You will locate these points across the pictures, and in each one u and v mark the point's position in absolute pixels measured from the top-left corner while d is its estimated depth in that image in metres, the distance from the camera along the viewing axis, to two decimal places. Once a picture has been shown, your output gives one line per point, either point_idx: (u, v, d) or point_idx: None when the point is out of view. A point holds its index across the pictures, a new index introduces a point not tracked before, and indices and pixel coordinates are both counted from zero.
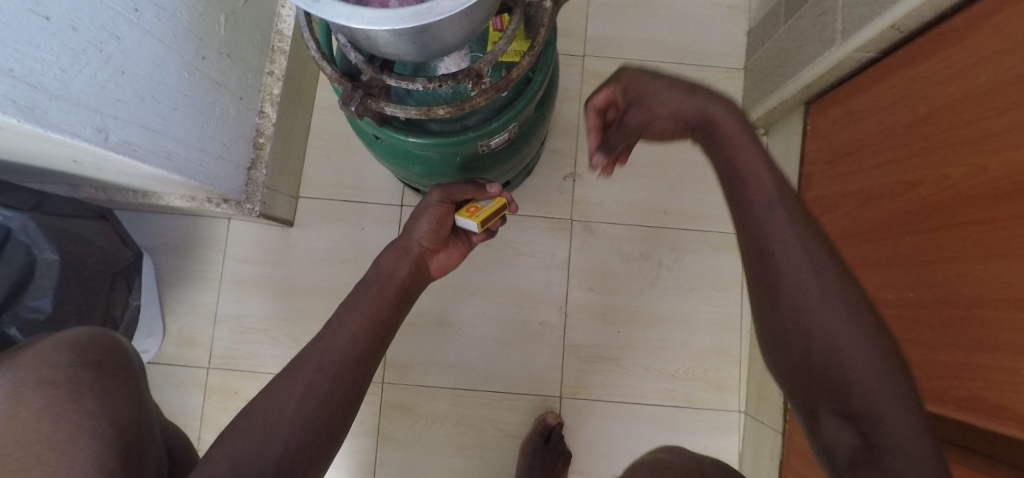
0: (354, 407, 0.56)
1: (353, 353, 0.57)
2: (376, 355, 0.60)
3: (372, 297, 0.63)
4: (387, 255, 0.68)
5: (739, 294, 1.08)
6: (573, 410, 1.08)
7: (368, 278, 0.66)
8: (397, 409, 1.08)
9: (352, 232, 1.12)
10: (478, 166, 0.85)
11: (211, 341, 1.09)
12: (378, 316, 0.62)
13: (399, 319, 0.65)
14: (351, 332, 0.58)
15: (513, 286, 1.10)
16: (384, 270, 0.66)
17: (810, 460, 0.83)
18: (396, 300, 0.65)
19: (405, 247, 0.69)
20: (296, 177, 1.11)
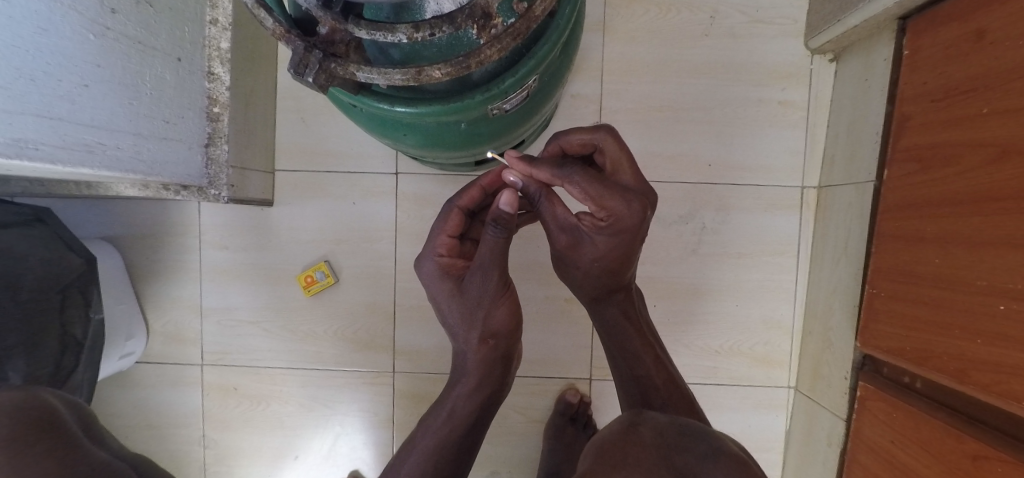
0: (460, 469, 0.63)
1: (462, 465, 0.64)
2: (456, 465, 0.63)
3: (455, 417, 0.63)
4: (463, 386, 0.64)
5: (796, 257, 0.93)
6: (603, 391, 0.97)
7: (456, 401, 0.64)
8: (412, 399, 0.98)
9: (341, 207, 0.96)
10: (488, 132, 0.67)
11: (201, 338, 0.99)
12: (463, 434, 0.63)
13: (469, 449, 0.64)
14: (454, 442, 0.63)
15: (530, 261, 0.96)
16: (457, 401, 0.64)
17: (882, 455, 0.73)
18: (459, 436, 0.63)
19: (478, 378, 0.64)
20: (268, 147, 0.94)
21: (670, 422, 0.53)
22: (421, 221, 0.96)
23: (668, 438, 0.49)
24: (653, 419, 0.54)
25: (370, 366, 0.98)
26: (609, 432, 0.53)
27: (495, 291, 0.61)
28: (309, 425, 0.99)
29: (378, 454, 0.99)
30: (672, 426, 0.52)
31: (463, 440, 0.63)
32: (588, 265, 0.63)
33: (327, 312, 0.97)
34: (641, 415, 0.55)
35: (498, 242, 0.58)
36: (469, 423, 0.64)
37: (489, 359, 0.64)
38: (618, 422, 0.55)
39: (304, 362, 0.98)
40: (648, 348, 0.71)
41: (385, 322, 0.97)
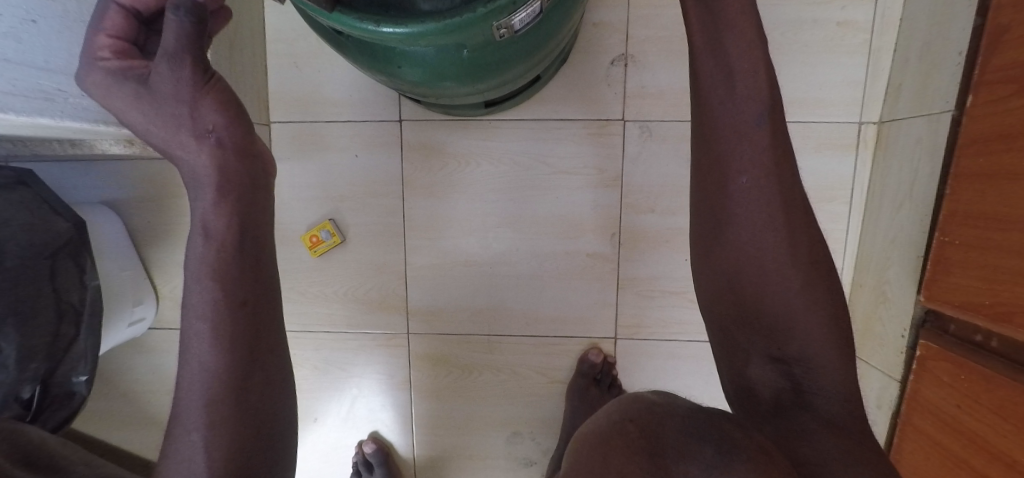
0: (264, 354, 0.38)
1: (267, 406, 0.37)
2: (256, 332, 0.38)
3: (219, 330, 0.36)
4: (203, 273, 0.38)
5: (848, 204, 0.83)
6: (630, 351, 0.91)
7: (204, 308, 0.37)
8: (429, 362, 0.94)
9: (343, 161, 0.89)
10: (496, 64, 0.58)
11: None
12: (241, 345, 0.37)
13: (266, 371, 0.38)
14: (236, 309, 0.37)
15: (550, 214, 0.88)
16: (206, 222, 0.39)
17: (941, 418, 0.66)
18: (239, 350, 0.37)
19: (235, 234, 0.39)
20: (261, 98, 0.86)
21: (692, 410, 0.36)
22: (430, 174, 0.89)
23: (670, 436, 0.32)
24: (668, 401, 0.37)
25: (383, 327, 0.93)
26: (596, 450, 0.33)
27: (193, 80, 0.39)
28: (327, 389, 0.96)
29: (398, 417, 0.96)
30: (690, 417, 0.34)
31: (254, 354, 0.37)
32: (738, 66, 0.39)
33: (335, 272, 0.92)
34: (655, 398, 0.37)
35: (184, 29, 0.39)
36: (243, 326, 0.37)
37: (234, 195, 0.40)
38: (609, 412, 0.36)
39: (318, 324, 0.94)
40: (793, 272, 0.41)
41: (397, 283, 0.92)
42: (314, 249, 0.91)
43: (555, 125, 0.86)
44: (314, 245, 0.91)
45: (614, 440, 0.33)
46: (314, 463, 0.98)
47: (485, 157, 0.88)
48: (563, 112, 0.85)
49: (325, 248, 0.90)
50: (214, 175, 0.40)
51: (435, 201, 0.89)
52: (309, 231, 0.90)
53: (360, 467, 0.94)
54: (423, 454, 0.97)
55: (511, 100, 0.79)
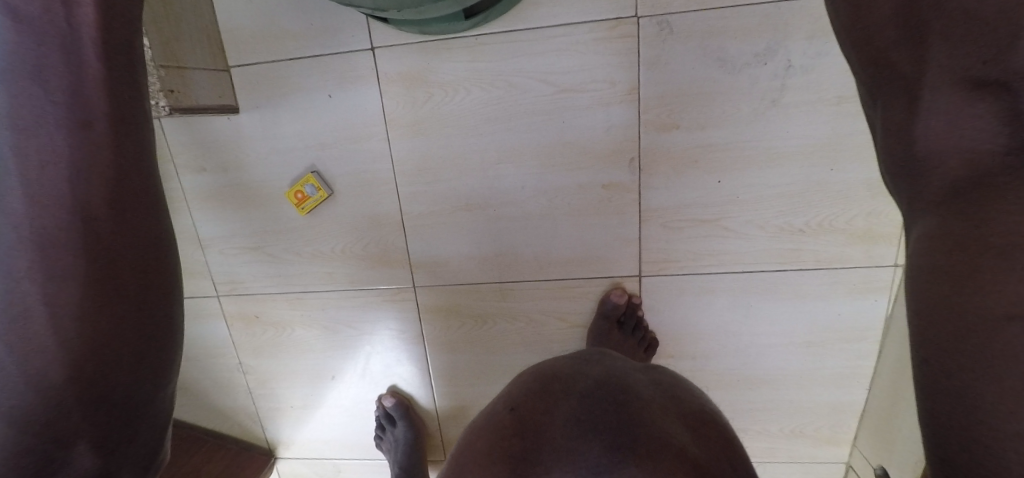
0: (128, 213, 0.40)
1: (135, 245, 0.40)
2: (117, 186, 0.39)
3: (58, 158, 0.36)
4: (24, 87, 0.35)
5: None
6: (658, 288, 0.82)
7: (34, 130, 0.35)
8: (441, 314, 0.88)
9: (316, 104, 0.78)
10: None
11: (209, 268, 0.90)
12: (96, 196, 0.37)
13: (129, 214, 0.40)
14: (83, 154, 0.37)
15: (556, 142, 0.76)
16: (36, 20, 0.36)
17: None
18: (91, 180, 0.37)
19: (71, 49, 0.37)
20: (212, 38, 0.75)
21: (596, 382, 0.38)
22: (415, 110, 0.77)
23: (558, 419, 0.36)
24: (575, 373, 0.40)
25: (387, 282, 0.87)
26: (479, 437, 0.38)
27: None
28: (340, 348, 0.92)
29: (417, 370, 0.92)
30: (586, 397, 0.37)
31: (108, 191, 0.38)
32: None
33: (327, 229, 0.85)
34: (562, 372, 0.40)
35: None
36: (93, 160, 0.37)
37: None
38: (505, 397, 0.40)
39: (320, 284, 0.88)
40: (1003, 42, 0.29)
41: (396, 234, 0.84)
42: (302, 206, 0.83)
43: (554, 33, 0.71)
44: (301, 202, 0.83)
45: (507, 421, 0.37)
46: (339, 418, 0.97)
47: (475, 82, 0.75)
48: (563, 15, 0.71)
49: (313, 204, 0.83)
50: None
51: (423, 140, 0.78)
52: (293, 187, 0.82)
53: (383, 421, 0.92)
54: (445, 405, 0.94)
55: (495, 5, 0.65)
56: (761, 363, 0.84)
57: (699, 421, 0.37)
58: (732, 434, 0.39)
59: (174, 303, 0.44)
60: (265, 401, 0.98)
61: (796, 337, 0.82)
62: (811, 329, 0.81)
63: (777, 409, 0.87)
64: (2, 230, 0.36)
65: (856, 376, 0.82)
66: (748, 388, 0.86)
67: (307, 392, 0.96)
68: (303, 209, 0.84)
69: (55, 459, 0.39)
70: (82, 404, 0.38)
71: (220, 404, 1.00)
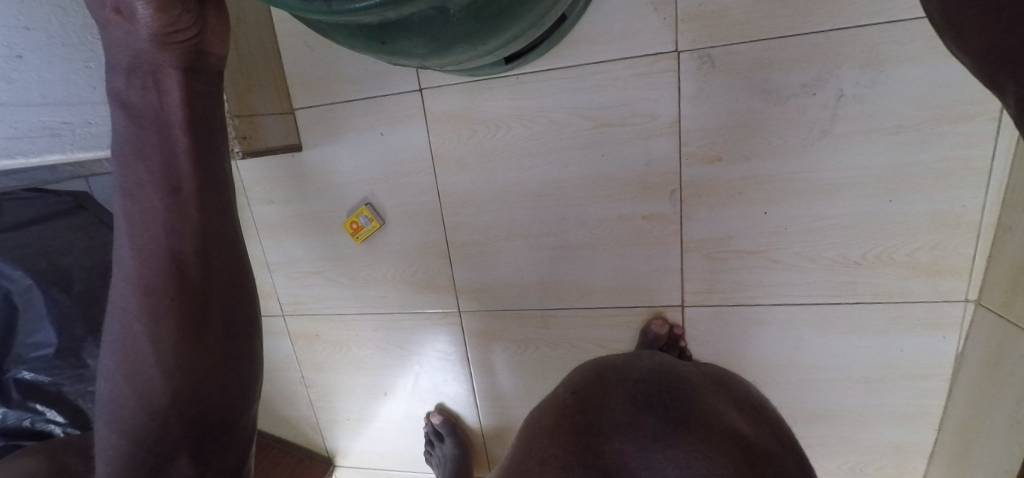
0: (215, 269, 0.38)
1: (222, 291, 0.39)
2: (203, 247, 0.37)
3: (155, 213, 0.36)
4: (131, 154, 0.36)
5: (995, 122, 0.63)
6: (701, 319, 0.81)
7: (139, 191, 0.36)
8: (485, 338, 0.91)
9: (370, 141, 0.84)
10: (501, 11, 0.47)
11: (276, 290, 0.99)
12: (190, 258, 0.37)
13: (215, 263, 0.38)
14: (174, 221, 0.36)
15: (597, 175, 0.77)
16: (138, 108, 0.36)
17: None
18: (183, 241, 0.37)
19: (162, 116, 0.36)
20: (280, 85, 0.83)
21: (648, 370, 0.34)
22: (460, 146, 0.81)
23: (613, 406, 0.32)
24: (629, 365, 0.36)
25: (435, 306, 0.91)
26: (535, 426, 0.35)
27: None
28: (392, 366, 0.98)
29: (462, 390, 0.96)
30: (640, 381, 0.33)
31: (197, 239, 0.37)
32: None
33: (380, 256, 0.90)
34: (617, 364, 0.36)
35: None
36: (181, 211, 0.36)
37: (161, 72, 0.36)
38: (559, 388, 0.37)
39: (373, 306, 0.94)
40: None
41: (441, 262, 0.88)
42: (357, 235, 0.89)
43: (594, 70, 0.73)
44: (356, 231, 0.89)
45: (564, 408, 0.34)
46: (391, 432, 1.03)
47: (516, 119, 0.78)
48: (602, 52, 0.72)
49: (367, 233, 0.88)
50: (131, 60, 0.36)
51: (469, 174, 0.82)
52: (349, 217, 0.89)
53: (432, 437, 0.96)
54: (490, 425, 0.97)
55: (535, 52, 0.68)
56: (815, 398, 0.81)
57: (749, 404, 0.33)
58: (787, 425, 0.34)
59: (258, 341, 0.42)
60: (324, 412, 1.05)
61: (851, 373, 0.78)
62: (868, 365, 0.77)
63: (833, 447, 0.83)
64: (120, 283, 0.37)
65: (923, 417, 0.77)
66: (800, 423, 0.83)
67: (362, 405, 1.02)
68: (358, 238, 0.90)
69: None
70: (180, 441, 0.38)
71: (285, 414, 1.09)
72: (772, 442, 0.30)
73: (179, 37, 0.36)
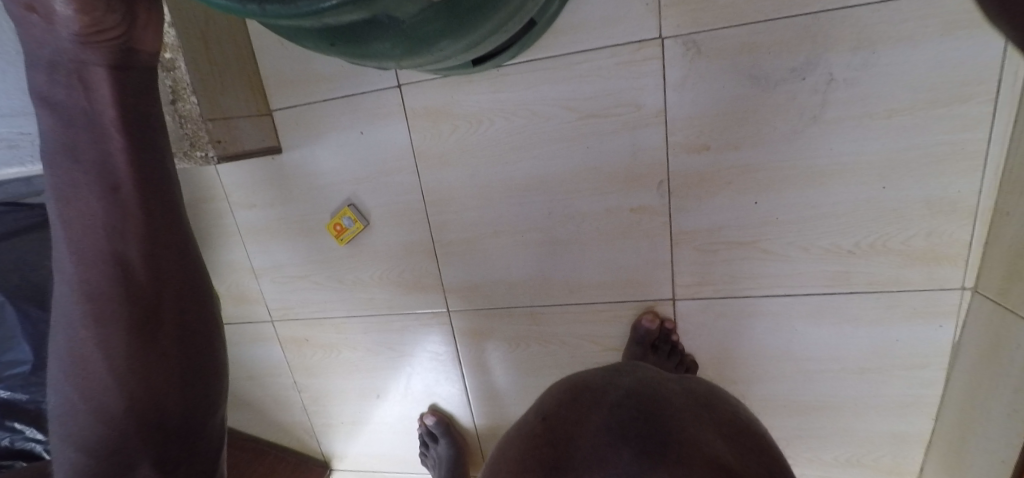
0: (164, 271, 0.36)
1: (174, 293, 0.36)
2: (149, 248, 0.35)
3: (95, 218, 0.33)
4: (63, 157, 0.33)
5: (990, 103, 0.60)
6: (693, 313, 0.79)
7: (74, 195, 0.33)
8: (476, 337, 0.90)
9: (350, 141, 0.82)
10: (471, 6, 0.44)
11: (263, 296, 0.97)
12: (137, 261, 0.35)
13: (164, 264, 0.36)
14: (116, 224, 0.34)
15: (582, 169, 0.75)
16: (65, 108, 0.33)
17: None
18: (126, 243, 0.34)
19: (93, 114, 0.34)
20: (255, 86, 0.81)
21: (626, 393, 0.37)
22: (442, 143, 0.79)
23: (589, 432, 0.35)
24: (606, 384, 0.38)
25: (424, 307, 0.90)
26: (516, 442, 0.37)
27: None
28: (383, 368, 0.97)
29: (455, 390, 0.95)
30: (617, 405, 0.36)
31: (144, 243, 0.35)
32: None
33: (366, 258, 0.88)
34: (593, 383, 0.38)
35: None
36: (123, 214, 0.34)
37: (86, 69, 0.33)
38: (541, 404, 0.39)
39: (361, 309, 0.93)
40: None
41: (428, 262, 0.86)
42: (341, 237, 0.87)
43: (576, 60, 0.70)
44: (340, 233, 0.87)
45: (545, 428, 0.36)
46: (386, 434, 1.02)
47: (498, 114, 0.75)
48: (584, 41, 0.69)
49: (352, 235, 0.87)
50: (51, 55, 0.33)
51: (452, 172, 0.80)
52: (333, 219, 0.87)
53: (426, 438, 0.96)
54: (485, 424, 0.96)
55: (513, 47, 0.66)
56: (811, 389, 0.79)
57: (730, 426, 0.35)
58: (775, 444, 0.36)
59: (220, 343, 0.40)
60: (318, 416, 1.05)
61: (847, 363, 0.76)
62: (864, 354, 0.75)
63: (830, 438, 0.81)
64: (62, 293, 0.35)
65: (920, 405, 0.76)
66: (797, 414, 0.82)
67: (355, 408, 1.01)
68: (343, 240, 0.88)
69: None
70: (144, 451, 0.36)
71: (279, 419, 1.08)
72: (753, 468, 0.32)
73: (105, 33, 0.33)
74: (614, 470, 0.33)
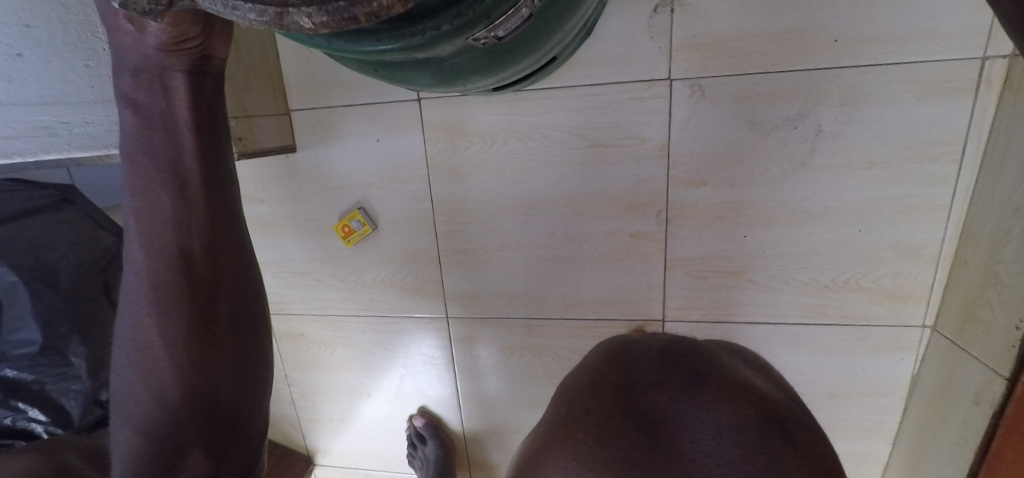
0: (219, 263, 0.42)
1: (230, 281, 0.43)
2: (210, 242, 0.41)
3: (166, 209, 0.40)
4: (143, 156, 0.40)
5: (956, 164, 0.68)
6: (681, 333, 0.84)
7: (147, 190, 0.40)
8: (471, 344, 0.93)
9: (365, 146, 0.85)
10: (512, 47, 0.48)
11: (262, 289, 0.99)
12: (199, 252, 0.41)
13: (223, 257, 0.42)
14: (185, 218, 0.40)
15: (587, 192, 0.80)
16: (147, 115, 0.40)
17: None
18: (190, 236, 0.41)
19: (170, 121, 0.40)
20: (277, 87, 0.83)
21: (669, 342, 0.38)
22: (455, 156, 0.82)
23: (640, 370, 0.35)
24: (646, 338, 0.40)
25: (423, 311, 0.93)
26: (567, 388, 0.37)
27: None
28: (376, 367, 0.99)
29: (446, 393, 0.98)
30: (664, 349, 0.37)
31: (204, 235, 0.41)
32: None
33: (370, 260, 0.91)
34: (635, 338, 0.40)
35: None
36: (190, 207, 0.40)
37: (167, 78, 0.39)
38: (586, 360, 0.40)
39: (361, 308, 0.95)
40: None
41: (432, 268, 0.89)
42: (347, 239, 0.90)
43: (590, 91, 0.75)
44: (346, 234, 0.89)
45: (597, 370, 0.36)
46: (373, 432, 1.04)
47: (512, 134, 0.80)
48: (598, 75, 0.74)
49: (358, 238, 0.89)
50: (136, 66, 0.39)
51: (463, 184, 0.84)
52: (341, 219, 0.89)
53: (414, 439, 0.98)
54: (472, 427, 0.99)
55: (533, 79, 0.70)
56: None
57: (759, 369, 0.39)
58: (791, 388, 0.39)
59: (266, 337, 0.46)
60: (306, 411, 1.06)
61: (817, 389, 0.83)
62: (833, 382, 0.82)
63: None
64: (131, 279, 0.41)
65: (879, 431, 0.82)
66: None
67: (344, 405, 1.03)
68: (348, 242, 0.90)
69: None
70: (195, 432, 0.41)
71: (266, 412, 1.09)
72: (784, 398, 0.35)
73: (187, 45, 0.38)
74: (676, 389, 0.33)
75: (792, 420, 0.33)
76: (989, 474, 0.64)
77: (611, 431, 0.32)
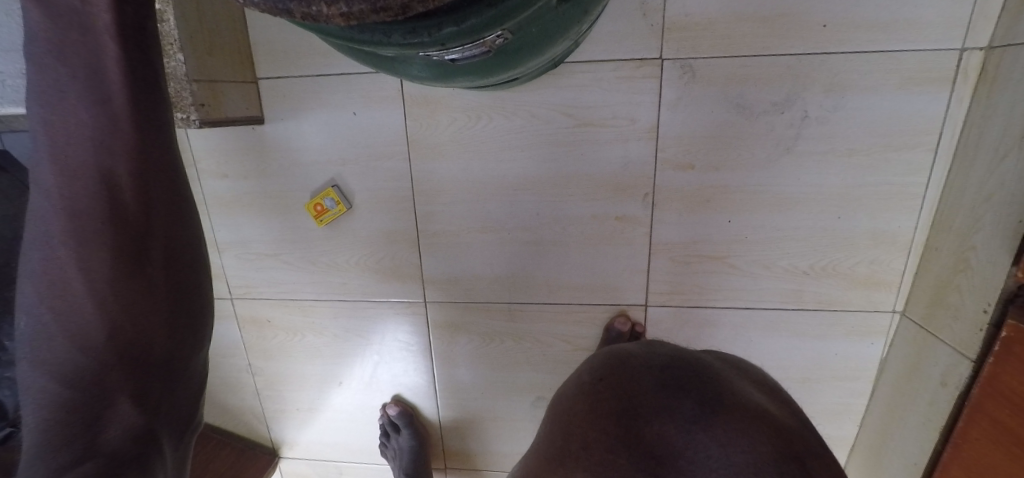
0: (147, 183, 0.44)
1: (159, 201, 0.46)
2: (137, 163, 0.43)
3: (84, 129, 0.41)
4: (56, 63, 0.40)
5: (932, 153, 0.70)
6: (663, 319, 0.84)
7: (65, 107, 0.40)
8: (448, 330, 0.90)
9: (340, 120, 0.80)
10: (522, 47, 0.44)
11: (225, 272, 0.92)
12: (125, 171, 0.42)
13: (150, 178, 0.44)
14: (110, 136, 0.41)
15: (574, 173, 0.78)
16: (64, 18, 0.39)
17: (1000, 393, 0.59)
18: (116, 157, 0.42)
19: (91, 28, 0.40)
20: (243, 51, 0.77)
21: (669, 357, 0.42)
22: (437, 132, 0.79)
23: (643, 398, 0.39)
24: (647, 353, 0.44)
25: (399, 296, 0.89)
26: (573, 406, 0.41)
27: None
28: (348, 355, 0.94)
29: (421, 381, 0.94)
30: (666, 368, 0.41)
31: (129, 159, 0.42)
32: None
33: (344, 241, 0.86)
34: (635, 352, 0.44)
35: None
36: (113, 123, 0.41)
37: None
38: (586, 372, 0.44)
39: (334, 292, 0.90)
40: None
41: (410, 251, 0.86)
42: (319, 219, 0.85)
43: (580, 69, 0.73)
44: (318, 213, 0.84)
45: (605, 396, 0.40)
46: (343, 423, 1.00)
47: (497, 111, 0.77)
48: (589, 52, 0.72)
49: (331, 217, 0.84)
50: None
51: (444, 162, 0.80)
52: (312, 197, 0.84)
53: (387, 428, 0.94)
54: (448, 416, 0.96)
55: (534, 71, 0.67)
56: None
57: (767, 387, 0.43)
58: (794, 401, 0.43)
59: (196, 249, 0.50)
60: (270, 401, 1.00)
61: (792, 373, 0.84)
62: (807, 366, 0.83)
63: None
64: (41, 197, 0.41)
65: (848, 414, 0.85)
66: None
67: (312, 395, 0.98)
68: (320, 222, 0.85)
69: (101, 424, 0.45)
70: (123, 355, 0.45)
71: (227, 402, 1.03)
72: (786, 414, 0.40)
73: None
74: (690, 416, 0.37)
75: (800, 442, 0.37)
76: (952, 454, 0.66)
77: (614, 458, 0.36)
